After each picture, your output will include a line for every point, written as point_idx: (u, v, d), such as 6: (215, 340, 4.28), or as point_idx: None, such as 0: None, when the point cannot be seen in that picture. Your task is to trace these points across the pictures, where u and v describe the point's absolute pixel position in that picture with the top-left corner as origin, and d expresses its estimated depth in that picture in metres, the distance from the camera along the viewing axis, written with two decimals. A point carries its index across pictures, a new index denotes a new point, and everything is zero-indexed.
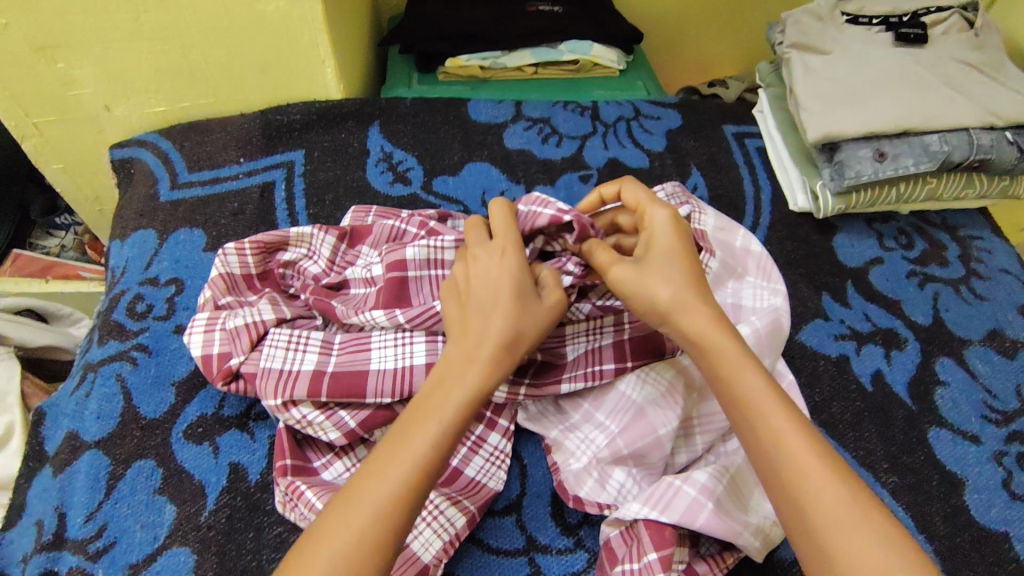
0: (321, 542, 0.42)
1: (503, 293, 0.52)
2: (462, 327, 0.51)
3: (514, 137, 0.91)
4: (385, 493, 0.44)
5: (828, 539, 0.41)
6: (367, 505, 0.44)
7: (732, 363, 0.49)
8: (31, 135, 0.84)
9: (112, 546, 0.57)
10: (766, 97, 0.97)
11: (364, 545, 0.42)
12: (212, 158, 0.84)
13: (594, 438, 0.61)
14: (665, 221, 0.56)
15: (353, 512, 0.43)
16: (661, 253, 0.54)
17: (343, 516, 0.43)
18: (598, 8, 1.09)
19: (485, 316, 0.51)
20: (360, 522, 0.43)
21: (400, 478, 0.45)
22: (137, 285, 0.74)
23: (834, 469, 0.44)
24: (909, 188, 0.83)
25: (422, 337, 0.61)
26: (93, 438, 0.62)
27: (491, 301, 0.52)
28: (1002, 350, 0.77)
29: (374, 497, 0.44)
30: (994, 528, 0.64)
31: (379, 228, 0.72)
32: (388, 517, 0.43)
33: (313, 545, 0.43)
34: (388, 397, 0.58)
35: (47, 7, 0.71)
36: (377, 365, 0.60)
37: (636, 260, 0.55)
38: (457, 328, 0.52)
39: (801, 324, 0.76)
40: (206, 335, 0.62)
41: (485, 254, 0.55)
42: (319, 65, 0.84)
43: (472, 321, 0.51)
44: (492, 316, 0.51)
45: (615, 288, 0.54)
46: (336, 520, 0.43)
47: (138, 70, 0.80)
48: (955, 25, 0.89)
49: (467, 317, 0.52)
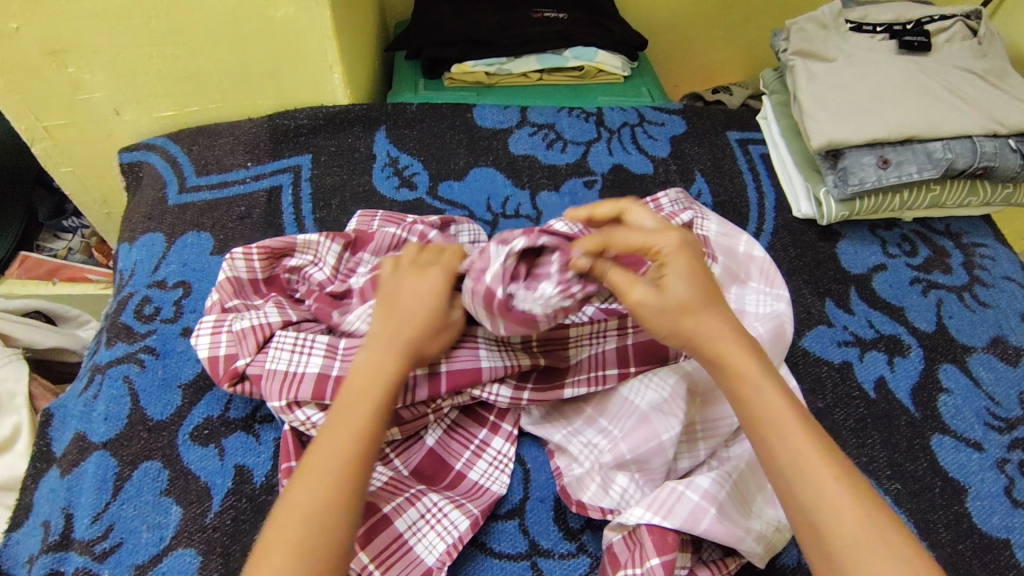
0: (288, 514, 0.46)
1: (423, 304, 0.55)
2: (390, 325, 0.55)
3: (519, 142, 0.91)
4: (338, 463, 0.48)
5: (834, 536, 0.43)
6: (323, 475, 0.47)
7: (735, 361, 0.51)
8: (41, 138, 0.85)
9: (118, 546, 0.57)
10: (770, 105, 0.97)
11: (325, 510, 0.46)
12: (219, 162, 0.85)
13: (597, 443, 0.61)
14: (678, 244, 0.54)
15: (312, 483, 0.47)
16: (679, 275, 0.52)
17: (303, 487, 0.47)
18: (603, 14, 1.10)
19: (403, 321, 0.55)
20: (320, 491, 0.47)
21: (348, 449, 0.49)
22: (145, 288, 0.75)
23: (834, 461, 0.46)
24: (912, 196, 0.84)
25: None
26: (100, 439, 0.63)
27: (416, 313, 0.55)
28: (1005, 358, 0.77)
29: (329, 468, 0.48)
30: (995, 535, 0.64)
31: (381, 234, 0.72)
32: (343, 484, 0.47)
33: (284, 517, 0.46)
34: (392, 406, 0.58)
35: (59, 13, 0.72)
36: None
37: (654, 282, 0.53)
38: (378, 327, 0.55)
39: (803, 331, 0.77)
40: (214, 338, 0.63)
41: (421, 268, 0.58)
42: (326, 72, 0.85)
43: (392, 324, 0.54)
44: (411, 323, 0.55)
45: (636, 311, 0.53)
46: (297, 493, 0.47)
47: (148, 75, 0.81)
48: (959, 32, 0.88)
49: (387, 320, 0.55)
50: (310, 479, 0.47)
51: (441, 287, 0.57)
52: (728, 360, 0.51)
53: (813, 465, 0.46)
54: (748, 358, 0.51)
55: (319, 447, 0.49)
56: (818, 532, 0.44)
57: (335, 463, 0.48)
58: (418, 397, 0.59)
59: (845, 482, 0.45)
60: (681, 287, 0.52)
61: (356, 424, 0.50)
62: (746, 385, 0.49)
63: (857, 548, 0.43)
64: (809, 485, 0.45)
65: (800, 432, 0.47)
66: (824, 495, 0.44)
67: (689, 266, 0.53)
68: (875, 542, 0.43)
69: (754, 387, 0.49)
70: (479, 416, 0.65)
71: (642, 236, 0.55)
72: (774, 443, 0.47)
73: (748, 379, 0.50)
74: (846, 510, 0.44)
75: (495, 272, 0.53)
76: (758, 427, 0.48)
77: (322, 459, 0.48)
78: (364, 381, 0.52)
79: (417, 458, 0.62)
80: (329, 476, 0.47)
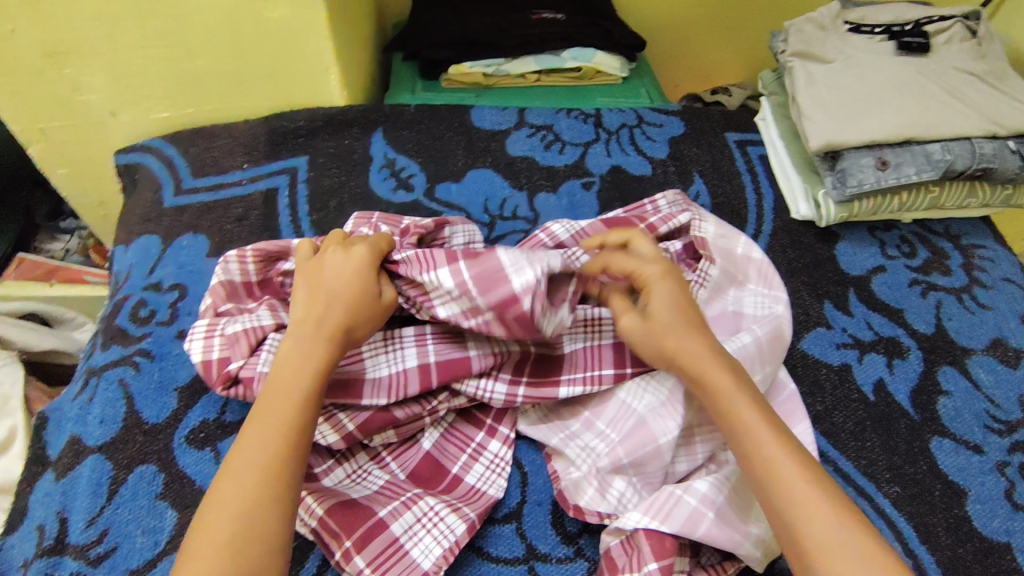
0: (215, 513, 0.45)
1: (349, 283, 0.56)
2: (317, 308, 0.55)
3: (517, 144, 0.91)
4: (262, 457, 0.47)
5: (807, 539, 0.45)
6: (248, 470, 0.47)
7: (711, 376, 0.53)
8: (37, 140, 0.85)
9: (113, 551, 0.57)
10: (769, 106, 0.97)
11: (253, 505, 0.45)
12: (216, 163, 0.85)
13: (594, 447, 0.61)
14: (664, 273, 0.59)
15: (238, 480, 0.46)
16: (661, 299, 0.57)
17: (229, 485, 0.46)
18: (602, 15, 1.09)
19: (329, 302, 0.55)
20: (245, 486, 0.46)
21: (275, 442, 0.48)
22: (141, 290, 0.74)
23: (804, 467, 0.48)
24: (911, 197, 0.83)
25: (412, 338, 0.62)
26: (95, 443, 0.63)
27: (342, 295, 0.56)
28: (1005, 360, 0.76)
29: (256, 463, 0.47)
30: (995, 538, 0.63)
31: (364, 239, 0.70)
32: (269, 477, 0.47)
33: (210, 515, 0.45)
34: (385, 400, 0.59)
35: (54, 14, 0.72)
36: (373, 372, 0.60)
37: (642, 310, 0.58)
38: (304, 312, 0.55)
39: (802, 333, 0.76)
40: (206, 342, 0.63)
41: (346, 250, 0.59)
42: (324, 73, 0.85)
43: (318, 307, 0.55)
44: (336, 307, 0.55)
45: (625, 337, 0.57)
46: (223, 491, 0.46)
47: (144, 76, 0.80)
48: (958, 34, 0.88)
49: (311, 302, 0.56)
50: (236, 476, 0.47)
51: (364, 263, 0.58)
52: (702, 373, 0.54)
53: (785, 470, 0.48)
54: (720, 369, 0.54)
55: (244, 444, 0.49)
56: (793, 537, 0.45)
57: (261, 459, 0.47)
58: (409, 390, 0.60)
59: (816, 487, 0.47)
60: (665, 313, 0.56)
61: (285, 416, 0.50)
62: (721, 397, 0.52)
63: (826, 549, 0.44)
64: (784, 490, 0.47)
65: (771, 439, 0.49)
66: (794, 497, 0.46)
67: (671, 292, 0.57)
68: (845, 543, 0.44)
69: (731, 399, 0.52)
70: (475, 419, 0.65)
71: (631, 266, 0.59)
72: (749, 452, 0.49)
73: (725, 392, 0.52)
74: (821, 514, 0.45)
75: (524, 280, 0.54)
76: (735, 437, 0.51)
77: (247, 455, 0.48)
78: (291, 369, 0.52)
79: (414, 462, 0.62)
80: (257, 472, 0.47)
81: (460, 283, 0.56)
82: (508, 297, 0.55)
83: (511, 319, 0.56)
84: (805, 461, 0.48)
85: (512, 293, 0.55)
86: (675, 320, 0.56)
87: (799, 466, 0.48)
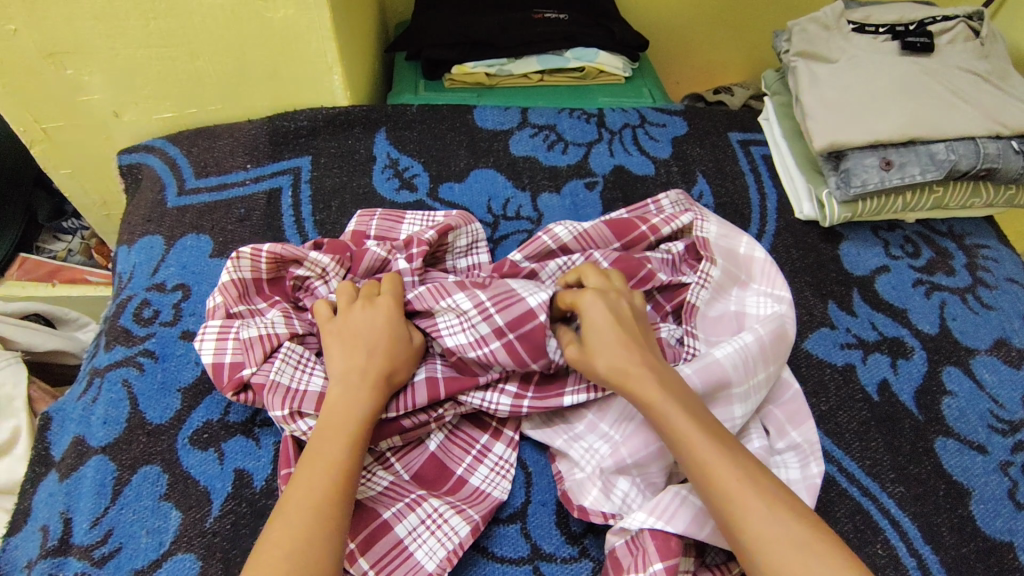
0: (269, 550, 0.47)
1: (380, 335, 0.59)
2: (359, 361, 0.57)
3: (520, 144, 0.91)
4: (315, 496, 0.49)
5: (757, 550, 0.46)
6: (302, 508, 0.49)
7: (640, 382, 0.53)
8: (40, 139, 0.85)
9: (117, 551, 0.57)
10: (772, 105, 0.97)
11: (310, 541, 0.47)
12: (219, 164, 0.85)
13: (598, 448, 0.61)
14: (595, 304, 0.57)
15: (292, 518, 0.48)
16: (593, 322, 0.57)
17: (283, 523, 0.48)
18: (604, 15, 1.09)
19: (370, 351, 0.58)
20: (302, 523, 0.48)
21: (324, 482, 0.50)
22: (144, 291, 0.74)
23: (743, 473, 0.49)
24: (915, 197, 0.83)
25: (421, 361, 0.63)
26: (98, 443, 0.63)
27: (378, 343, 0.58)
28: (1009, 360, 0.76)
29: (308, 500, 0.49)
30: (999, 538, 0.63)
31: (368, 254, 0.70)
32: (321, 515, 0.48)
33: (264, 553, 0.46)
34: (393, 412, 0.59)
35: (57, 15, 0.72)
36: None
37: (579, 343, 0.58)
38: (343, 364, 0.57)
39: (806, 333, 0.76)
40: (219, 344, 0.63)
41: (369, 302, 0.61)
42: (326, 73, 0.85)
43: (360, 358, 0.57)
44: (377, 355, 0.58)
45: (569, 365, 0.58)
46: (277, 529, 0.48)
47: (146, 76, 0.80)
48: (961, 34, 0.88)
49: (351, 356, 0.57)
50: (289, 514, 0.48)
51: (397, 314, 0.61)
52: (631, 382, 0.54)
53: (722, 476, 0.48)
54: (650, 379, 0.53)
55: (297, 486, 0.50)
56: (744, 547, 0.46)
57: (312, 498, 0.49)
58: (418, 403, 0.60)
59: (756, 493, 0.47)
60: (597, 342, 0.56)
61: (333, 455, 0.52)
62: (655, 410, 0.52)
63: (768, 549, 0.45)
64: (729, 502, 0.47)
65: (708, 446, 0.50)
66: (737, 508, 0.47)
67: (605, 317, 0.57)
68: (794, 547, 0.45)
69: (668, 415, 0.52)
70: (481, 422, 0.65)
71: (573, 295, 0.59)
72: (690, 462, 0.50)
73: (662, 408, 0.52)
74: (768, 522, 0.46)
75: (539, 299, 0.61)
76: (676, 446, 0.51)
77: (303, 494, 0.49)
78: (339, 415, 0.54)
79: (419, 463, 0.62)
80: (309, 509, 0.48)
81: (479, 304, 0.62)
82: (524, 314, 0.61)
83: (522, 336, 0.61)
84: (743, 466, 0.49)
85: (528, 309, 0.61)
86: (616, 346, 0.55)
87: (738, 473, 0.48)
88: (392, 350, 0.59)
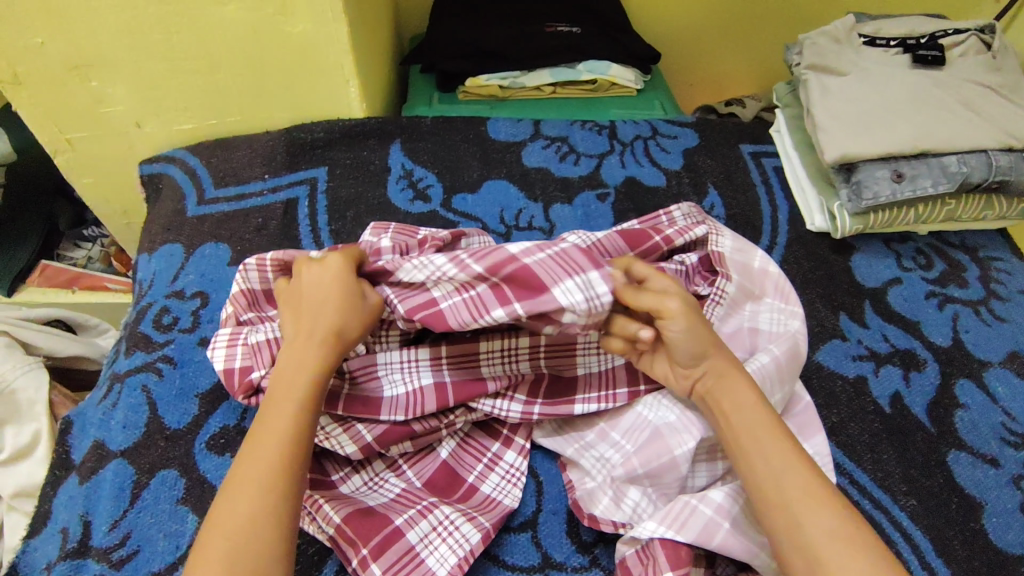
0: (214, 530, 0.47)
1: (330, 294, 0.56)
2: (303, 323, 0.55)
3: (533, 155, 0.92)
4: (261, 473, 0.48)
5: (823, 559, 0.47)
6: (246, 486, 0.48)
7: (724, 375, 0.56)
8: (64, 150, 0.87)
9: (135, 554, 0.58)
10: (783, 117, 0.98)
11: (253, 519, 0.47)
12: (237, 174, 0.86)
13: (609, 457, 0.62)
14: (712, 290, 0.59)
15: (237, 497, 0.48)
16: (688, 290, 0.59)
17: (228, 504, 0.47)
18: (616, 27, 1.10)
19: (317, 311, 0.55)
20: (247, 501, 0.47)
21: (269, 459, 0.49)
22: (163, 298, 0.76)
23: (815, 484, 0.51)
24: (928, 209, 0.84)
25: (426, 361, 0.62)
26: (119, 447, 0.64)
27: (326, 298, 0.56)
28: (1022, 372, 0.76)
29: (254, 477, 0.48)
30: (1011, 551, 0.63)
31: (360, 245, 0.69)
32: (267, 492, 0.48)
33: (207, 538, 0.46)
34: (402, 417, 0.60)
35: (81, 29, 0.74)
36: (389, 391, 0.61)
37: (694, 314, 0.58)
38: (293, 328, 0.56)
39: (817, 344, 0.76)
40: (229, 350, 0.64)
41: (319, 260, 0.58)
42: (343, 86, 0.86)
43: (307, 320, 0.55)
44: (326, 311, 0.55)
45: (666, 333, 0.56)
46: (222, 511, 0.47)
47: (167, 88, 0.82)
48: (972, 47, 0.88)
49: (299, 319, 0.56)
50: (238, 490, 0.48)
51: (347, 266, 0.58)
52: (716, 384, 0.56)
53: (796, 485, 0.50)
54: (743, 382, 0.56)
55: (245, 460, 0.50)
56: (809, 556, 0.47)
57: (259, 473, 0.48)
58: (427, 409, 0.61)
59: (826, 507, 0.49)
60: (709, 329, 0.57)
61: (281, 433, 0.50)
62: (739, 416, 0.55)
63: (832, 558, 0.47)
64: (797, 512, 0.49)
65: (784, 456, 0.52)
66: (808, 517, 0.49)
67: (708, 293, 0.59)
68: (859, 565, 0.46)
69: (752, 420, 0.54)
70: (493, 430, 0.66)
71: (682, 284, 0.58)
72: (764, 472, 0.52)
73: (744, 413, 0.54)
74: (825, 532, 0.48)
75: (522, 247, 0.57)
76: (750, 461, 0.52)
77: (249, 469, 0.49)
78: (285, 386, 0.52)
79: (430, 470, 0.63)
80: (252, 488, 0.48)
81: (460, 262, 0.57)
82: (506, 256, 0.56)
83: (509, 277, 0.55)
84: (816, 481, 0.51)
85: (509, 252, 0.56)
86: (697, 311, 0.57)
87: (811, 484, 0.50)
88: (339, 302, 0.56)
